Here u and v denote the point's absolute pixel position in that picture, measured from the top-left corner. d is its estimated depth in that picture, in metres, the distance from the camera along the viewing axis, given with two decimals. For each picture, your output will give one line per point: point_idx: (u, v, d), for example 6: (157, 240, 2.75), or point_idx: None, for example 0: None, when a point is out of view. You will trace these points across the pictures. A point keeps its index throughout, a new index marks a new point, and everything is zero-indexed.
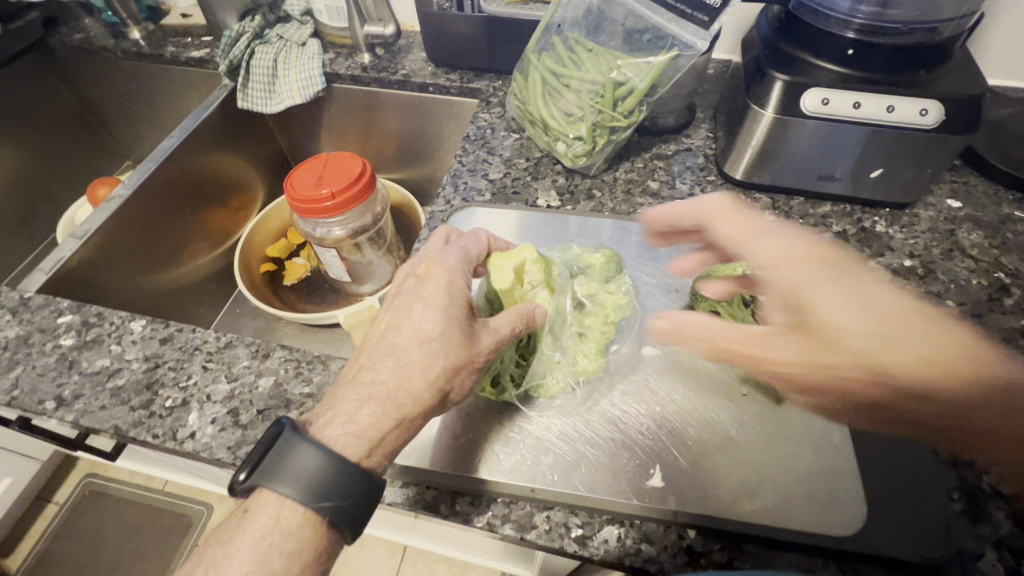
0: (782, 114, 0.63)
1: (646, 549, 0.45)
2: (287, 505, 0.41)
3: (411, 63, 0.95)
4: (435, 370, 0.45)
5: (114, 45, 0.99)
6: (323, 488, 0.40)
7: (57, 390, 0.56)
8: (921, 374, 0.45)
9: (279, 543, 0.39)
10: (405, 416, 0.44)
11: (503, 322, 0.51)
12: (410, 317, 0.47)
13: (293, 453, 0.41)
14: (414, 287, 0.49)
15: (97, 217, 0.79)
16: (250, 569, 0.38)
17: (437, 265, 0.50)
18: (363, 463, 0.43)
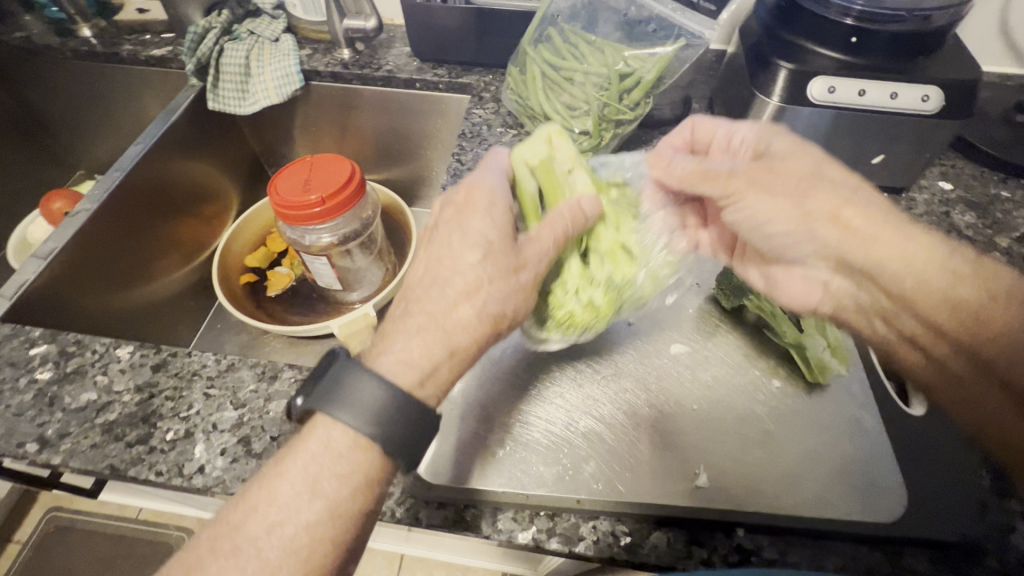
0: (788, 103, 0.62)
1: (698, 551, 0.43)
2: (337, 427, 0.39)
3: (394, 58, 0.91)
4: (481, 299, 0.43)
5: (61, 43, 0.91)
6: (376, 412, 0.38)
7: (39, 429, 0.50)
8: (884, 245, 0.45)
9: (329, 463, 0.38)
10: (458, 348, 0.42)
11: (550, 222, 0.48)
12: (450, 247, 0.45)
13: (346, 375, 0.39)
14: (455, 216, 0.46)
15: (61, 235, 0.72)
16: (303, 490, 0.37)
17: (475, 191, 0.48)
18: (414, 394, 0.40)
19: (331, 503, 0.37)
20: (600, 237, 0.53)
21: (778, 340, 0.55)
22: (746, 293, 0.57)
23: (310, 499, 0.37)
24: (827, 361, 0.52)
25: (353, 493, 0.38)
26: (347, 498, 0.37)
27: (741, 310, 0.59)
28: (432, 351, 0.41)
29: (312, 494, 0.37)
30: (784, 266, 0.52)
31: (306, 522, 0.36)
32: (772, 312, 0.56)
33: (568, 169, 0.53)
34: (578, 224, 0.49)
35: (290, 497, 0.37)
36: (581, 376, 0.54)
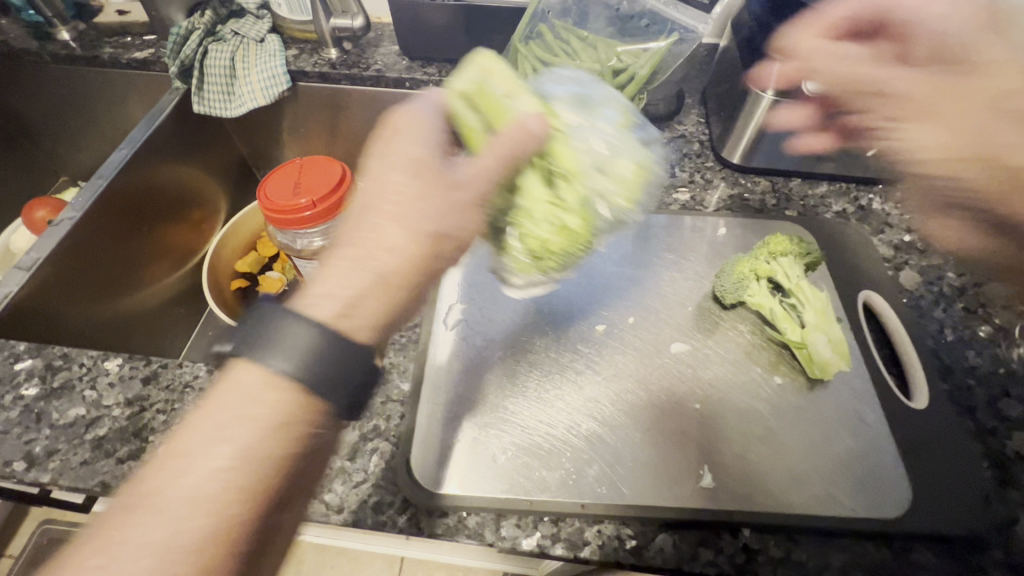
0: (779, 97, 0.65)
1: (704, 553, 0.43)
2: (250, 370, 0.36)
3: (383, 57, 0.89)
4: (407, 219, 0.42)
5: (39, 47, 0.88)
6: (286, 347, 0.36)
7: (26, 447, 0.49)
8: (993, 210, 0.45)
9: (235, 408, 0.35)
10: (386, 275, 0.40)
11: (492, 145, 0.46)
12: (378, 178, 0.44)
13: (266, 318, 0.37)
14: (381, 149, 0.46)
15: (45, 244, 0.70)
16: (212, 438, 0.35)
17: (402, 117, 0.49)
18: (333, 325, 0.38)
19: (240, 448, 0.34)
20: (561, 158, 0.50)
21: (780, 338, 0.55)
22: (745, 291, 0.57)
23: (218, 444, 0.34)
24: (829, 359, 0.51)
25: (265, 436, 0.35)
26: (260, 443, 0.35)
27: (741, 308, 0.59)
28: (355, 279, 0.39)
29: (219, 438, 0.35)
30: (944, 201, 0.42)
31: (214, 468, 0.34)
32: (772, 311, 0.55)
33: (506, 97, 0.51)
34: (527, 146, 0.46)
35: (197, 443, 0.35)
36: (578, 371, 0.54)
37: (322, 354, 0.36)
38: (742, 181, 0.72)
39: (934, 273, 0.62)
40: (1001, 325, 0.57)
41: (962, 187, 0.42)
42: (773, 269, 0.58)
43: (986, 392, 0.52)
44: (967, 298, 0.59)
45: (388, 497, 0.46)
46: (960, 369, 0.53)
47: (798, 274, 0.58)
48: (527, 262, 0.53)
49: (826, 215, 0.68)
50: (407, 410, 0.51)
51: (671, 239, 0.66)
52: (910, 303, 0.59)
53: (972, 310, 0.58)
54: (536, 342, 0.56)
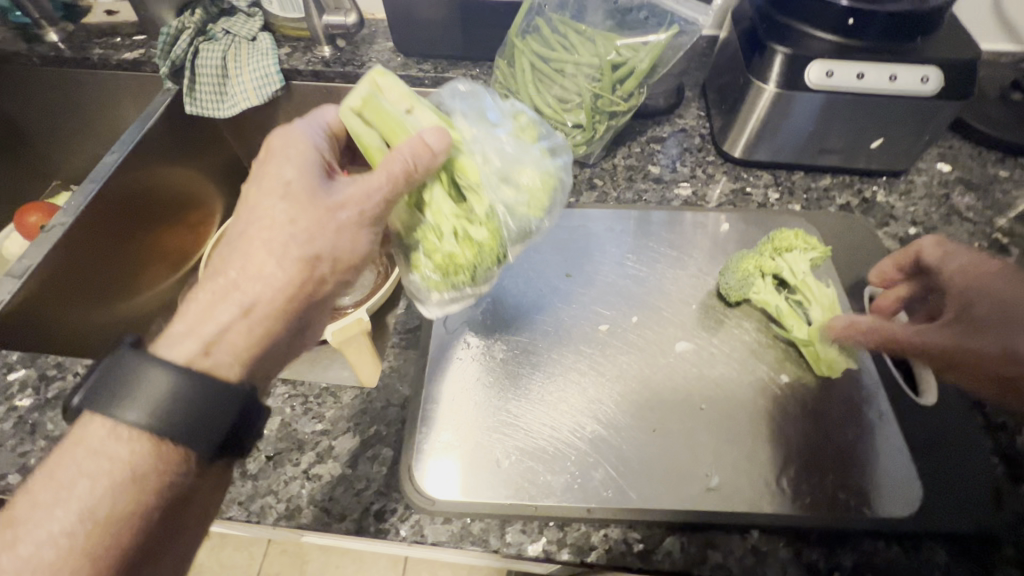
0: (787, 89, 0.60)
1: (713, 555, 0.42)
2: (99, 422, 0.36)
3: (378, 54, 0.88)
4: (278, 253, 0.39)
5: (27, 50, 0.87)
6: (138, 394, 0.35)
7: (20, 460, 0.48)
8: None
9: (79, 466, 0.34)
10: (256, 305, 0.39)
11: (385, 163, 0.42)
12: (247, 205, 0.41)
13: (107, 368, 0.36)
14: (257, 171, 0.43)
15: (37, 251, 0.68)
16: (52, 495, 0.33)
17: (276, 139, 0.44)
18: (195, 364, 0.37)
19: (84, 504, 0.33)
20: (462, 169, 0.46)
21: (786, 335, 0.54)
22: (749, 290, 0.56)
23: (53, 507, 0.33)
24: (836, 357, 0.51)
25: (112, 493, 0.34)
26: (104, 498, 0.34)
27: (744, 304, 0.58)
28: (217, 313, 0.38)
29: (59, 498, 0.33)
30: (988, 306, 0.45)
31: (52, 532, 0.32)
32: (777, 308, 0.55)
33: (405, 109, 0.46)
34: (424, 160, 0.43)
35: (33, 507, 0.33)
36: (580, 370, 0.53)
37: (186, 394, 0.36)
38: (744, 175, 0.71)
39: None
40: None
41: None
42: (778, 266, 0.57)
43: None
44: None
45: (389, 504, 0.45)
46: None
47: (804, 268, 0.57)
48: (433, 278, 0.47)
49: (829, 209, 0.67)
50: (409, 415, 0.50)
51: (673, 235, 0.65)
52: None
53: None
54: (535, 342, 0.55)
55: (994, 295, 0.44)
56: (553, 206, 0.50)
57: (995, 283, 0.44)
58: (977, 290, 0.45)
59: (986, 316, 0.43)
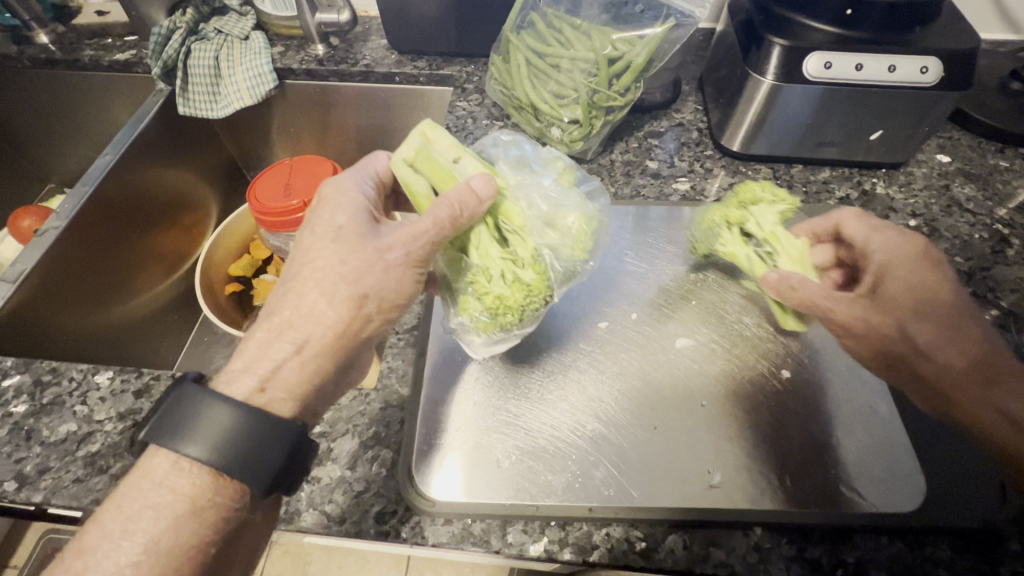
0: (783, 82, 0.59)
1: (716, 553, 0.42)
2: (161, 456, 0.38)
3: (372, 51, 0.87)
4: (327, 289, 0.41)
5: (17, 52, 0.86)
6: (198, 432, 0.37)
7: (16, 466, 0.47)
8: (939, 342, 0.47)
9: (145, 498, 0.36)
10: (306, 342, 0.40)
11: (432, 209, 0.43)
12: (300, 246, 0.43)
13: (167, 402, 0.38)
14: (310, 214, 0.45)
15: (30, 256, 0.68)
16: (117, 529, 0.35)
17: (330, 189, 0.46)
18: (251, 401, 0.39)
19: (149, 539, 0.35)
20: (509, 215, 0.48)
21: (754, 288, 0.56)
22: (716, 242, 0.58)
23: (120, 539, 0.35)
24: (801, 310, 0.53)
25: (174, 526, 0.36)
26: (168, 532, 0.35)
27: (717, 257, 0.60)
28: (272, 352, 0.40)
29: (124, 533, 0.35)
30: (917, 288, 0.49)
31: (118, 564, 0.34)
32: (744, 262, 0.57)
33: (453, 158, 0.49)
34: (469, 206, 0.44)
35: (100, 539, 0.35)
36: (581, 369, 0.53)
37: (241, 433, 0.37)
38: (743, 169, 0.70)
39: None
40: (1009, 308, 0.57)
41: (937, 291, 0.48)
42: (745, 218, 0.57)
43: None
44: (974, 283, 0.59)
45: (389, 506, 0.44)
46: None
47: (771, 223, 0.57)
48: (478, 319, 0.47)
49: (828, 201, 0.67)
50: (407, 417, 0.49)
51: (673, 231, 0.64)
52: None
53: (981, 295, 0.58)
54: (536, 341, 0.55)
55: (904, 281, 0.49)
56: (595, 245, 0.52)
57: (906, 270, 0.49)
58: (897, 275, 0.49)
59: (891, 303, 0.48)
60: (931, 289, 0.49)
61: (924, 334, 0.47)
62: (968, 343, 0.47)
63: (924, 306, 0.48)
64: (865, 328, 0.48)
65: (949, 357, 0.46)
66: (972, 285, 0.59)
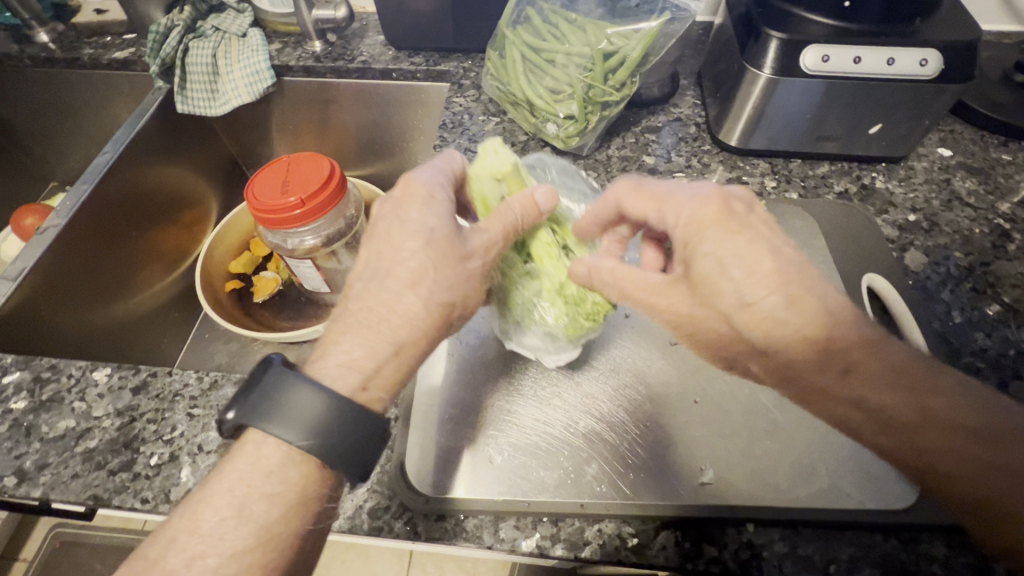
0: (780, 76, 0.59)
1: (708, 549, 0.42)
2: (268, 445, 0.37)
3: (369, 48, 0.87)
4: (424, 288, 0.42)
5: (18, 51, 0.86)
6: (311, 424, 0.37)
7: (16, 462, 0.48)
8: (769, 324, 0.38)
9: (257, 486, 0.36)
10: (404, 344, 0.41)
11: (500, 213, 0.45)
12: (389, 241, 0.43)
13: (269, 389, 0.38)
14: (394, 210, 0.44)
15: (31, 254, 0.68)
16: (227, 515, 0.35)
17: (414, 185, 0.45)
18: (356, 398, 0.39)
19: (260, 527, 0.35)
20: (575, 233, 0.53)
21: None
22: None
23: (237, 525, 0.35)
24: None
25: (285, 515, 0.36)
26: (279, 520, 0.36)
27: None
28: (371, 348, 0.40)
29: (241, 520, 0.35)
30: (723, 263, 0.40)
31: (235, 549, 0.35)
32: None
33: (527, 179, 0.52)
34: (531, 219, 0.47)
35: (214, 525, 0.35)
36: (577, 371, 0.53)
37: (352, 428, 0.38)
38: (740, 164, 0.70)
39: (940, 253, 0.60)
40: (1009, 304, 0.56)
41: (746, 259, 0.39)
42: None
43: (996, 376, 0.51)
44: (974, 278, 0.58)
45: (383, 502, 0.45)
46: (968, 351, 0.53)
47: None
48: (568, 321, 0.50)
49: (826, 196, 0.66)
50: (403, 412, 0.50)
51: None
52: (915, 286, 0.58)
53: (980, 291, 0.57)
54: None
55: (708, 257, 0.40)
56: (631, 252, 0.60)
57: (714, 242, 0.41)
58: (710, 248, 0.40)
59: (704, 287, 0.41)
60: (746, 265, 0.39)
61: (753, 321, 0.39)
62: (800, 330, 0.38)
63: (745, 283, 0.39)
64: (695, 318, 0.42)
65: (786, 347, 0.38)
66: (972, 280, 0.58)
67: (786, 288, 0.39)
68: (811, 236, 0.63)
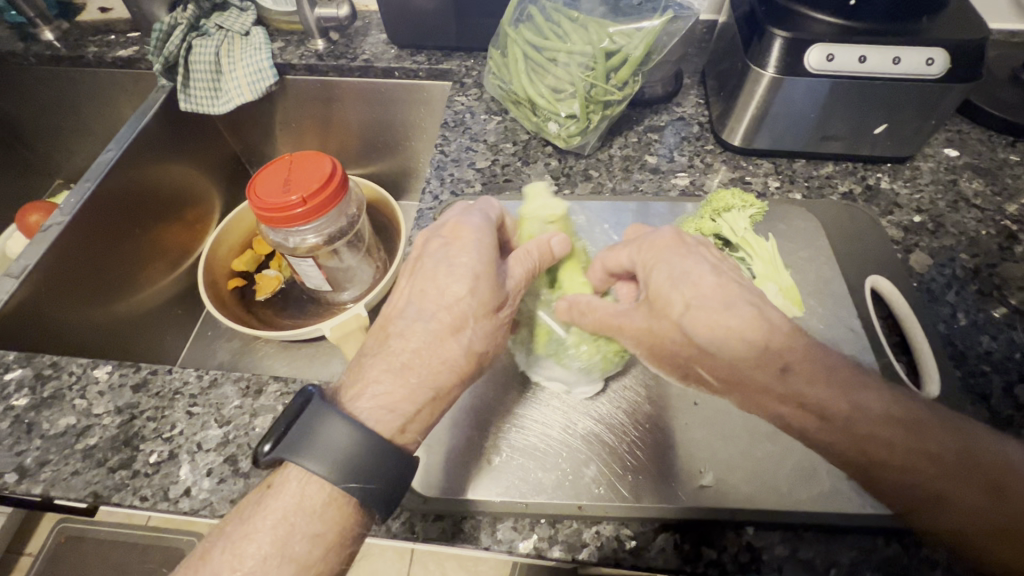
0: (784, 74, 0.58)
1: (708, 552, 0.42)
2: (311, 482, 0.37)
3: (371, 46, 0.87)
4: (465, 335, 0.42)
5: (23, 49, 0.87)
6: (358, 467, 0.37)
7: (17, 459, 0.48)
8: (720, 330, 0.39)
9: (301, 524, 0.36)
10: (402, 345, 0.41)
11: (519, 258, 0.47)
12: (435, 282, 0.43)
13: (309, 425, 0.37)
14: (443, 250, 0.45)
15: (34, 251, 0.69)
16: (268, 552, 0.35)
17: (466, 228, 0.46)
18: (396, 440, 0.39)
19: (301, 565, 0.35)
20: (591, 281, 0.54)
21: None
22: None
23: (281, 562, 0.35)
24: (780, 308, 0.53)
25: (325, 553, 0.36)
26: (319, 557, 0.36)
27: None
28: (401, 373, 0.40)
29: (284, 558, 0.35)
30: (675, 280, 0.41)
31: None
32: None
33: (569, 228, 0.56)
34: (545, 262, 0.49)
35: (258, 561, 0.35)
36: None
37: (395, 471, 0.38)
38: (743, 164, 0.69)
39: (945, 255, 0.59)
40: (1016, 306, 0.55)
41: (698, 277, 0.41)
42: (719, 227, 0.57)
43: (1002, 379, 0.51)
44: (980, 280, 0.57)
45: None
46: (974, 355, 0.52)
47: (744, 227, 0.56)
48: (600, 355, 0.49)
49: (831, 197, 0.65)
50: None
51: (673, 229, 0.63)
52: (920, 287, 0.57)
53: (987, 293, 0.56)
54: None
55: (664, 273, 0.42)
56: None
57: (670, 263, 0.43)
58: (666, 267, 0.42)
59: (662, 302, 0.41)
60: (697, 282, 0.41)
61: (704, 329, 0.39)
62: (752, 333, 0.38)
63: (697, 296, 0.40)
64: (653, 332, 0.42)
65: (736, 352, 0.38)
66: (978, 282, 0.57)
67: (726, 296, 0.40)
68: (815, 237, 0.62)
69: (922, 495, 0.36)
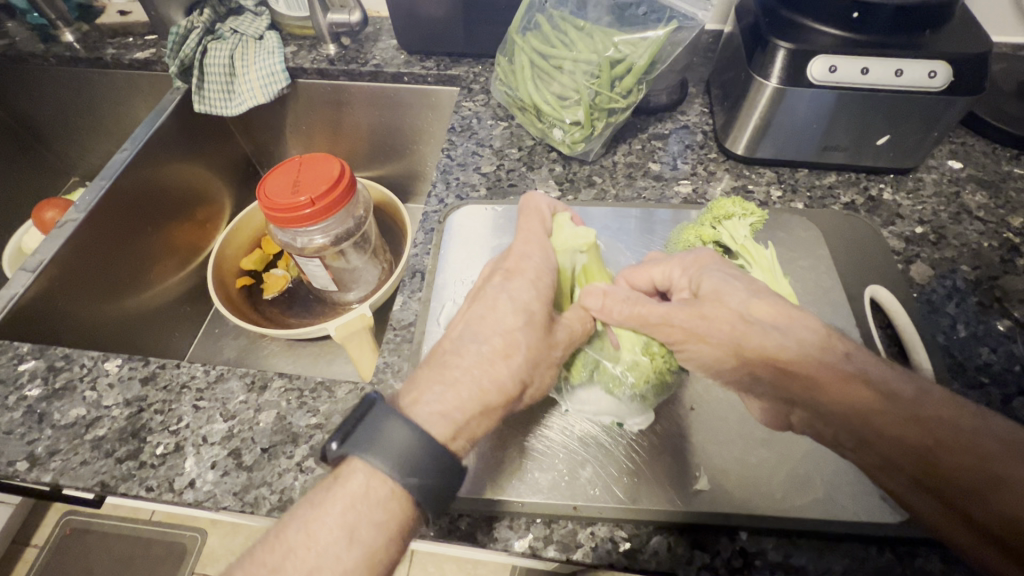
0: (787, 85, 0.59)
1: (700, 556, 0.42)
2: (377, 475, 0.37)
3: (382, 51, 0.88)
4: (517, 360, 0.42)
5: (43, 50, 0.89)
6: (417, 463, 0.37)
7: (28, 447, 0.50)
8: (779, 314, 0.41)
9: (367, 512, 0.36)
10: None
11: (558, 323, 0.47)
12: (495, 308, 0.44)
13: (382, 424, 0.37)
14: (501, 282, 0.47)
15: (50, 246, 0.70)
16: (337, 537, 0.35)
17: (524, 260, 0.48)
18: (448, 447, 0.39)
19: (367, 551, 0.35)
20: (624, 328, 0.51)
21: None
22: None
23: (347, 548, 0.35)
24: None
25: (387, 541, 0.36)
26: (384, 544, 0.36)
27: None
28: None
29: (350, 542, 0.35)
30: (730, 279, 0.45)
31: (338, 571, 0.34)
32: None
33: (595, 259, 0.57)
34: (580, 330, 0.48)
35: (328, 546, 0.35)
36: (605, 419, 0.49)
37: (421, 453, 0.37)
38: (747, 172, 0.70)
39: (946, 267, 0.60)
40: (1018, 319, 0.55)
41: (749, 280, 0.45)
42: (718, 234, 0.57)
43: (999, 391, 0.51)
44: (981, 292, 0.57)
45: None
46: (973, 366, 0.52)
47: (744, 235, 0.56)
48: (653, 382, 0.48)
49: (832, 206, 0.66)
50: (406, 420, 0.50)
51: None
52: (921, 298, 0.57)
53: (987, 305, 0.56)
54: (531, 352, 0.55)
55: (717, 277, 0.45)
56: None
57: (721, 269, 0.46)
58: (716, 268, 0.46)
59: (725, 291, 0.43)
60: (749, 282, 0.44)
61: (765, 313, 0.41)
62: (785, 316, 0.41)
63: (753, 289, 0.43)
64: (707, 321, 0.42)
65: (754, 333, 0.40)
66: (978, 294, 0.57)
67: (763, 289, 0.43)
68: (817, 246, 0.62)
69: (969, 474, 0.34)
